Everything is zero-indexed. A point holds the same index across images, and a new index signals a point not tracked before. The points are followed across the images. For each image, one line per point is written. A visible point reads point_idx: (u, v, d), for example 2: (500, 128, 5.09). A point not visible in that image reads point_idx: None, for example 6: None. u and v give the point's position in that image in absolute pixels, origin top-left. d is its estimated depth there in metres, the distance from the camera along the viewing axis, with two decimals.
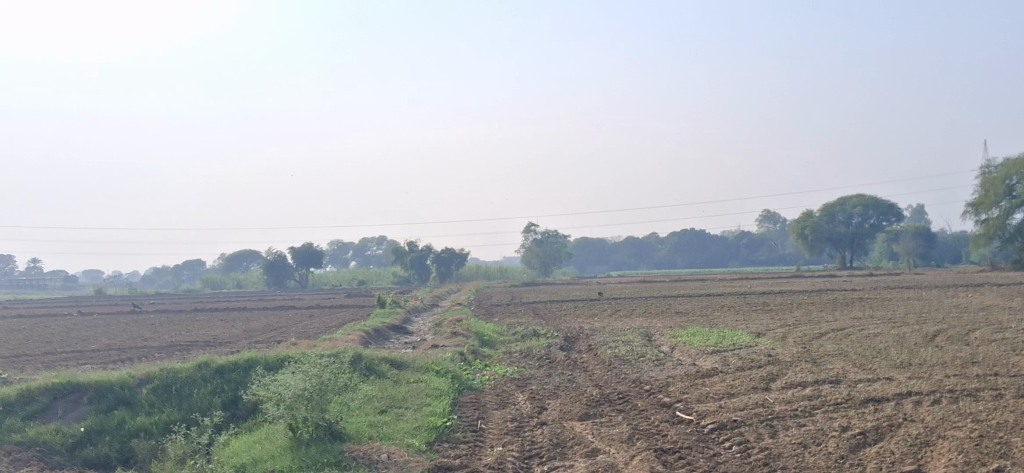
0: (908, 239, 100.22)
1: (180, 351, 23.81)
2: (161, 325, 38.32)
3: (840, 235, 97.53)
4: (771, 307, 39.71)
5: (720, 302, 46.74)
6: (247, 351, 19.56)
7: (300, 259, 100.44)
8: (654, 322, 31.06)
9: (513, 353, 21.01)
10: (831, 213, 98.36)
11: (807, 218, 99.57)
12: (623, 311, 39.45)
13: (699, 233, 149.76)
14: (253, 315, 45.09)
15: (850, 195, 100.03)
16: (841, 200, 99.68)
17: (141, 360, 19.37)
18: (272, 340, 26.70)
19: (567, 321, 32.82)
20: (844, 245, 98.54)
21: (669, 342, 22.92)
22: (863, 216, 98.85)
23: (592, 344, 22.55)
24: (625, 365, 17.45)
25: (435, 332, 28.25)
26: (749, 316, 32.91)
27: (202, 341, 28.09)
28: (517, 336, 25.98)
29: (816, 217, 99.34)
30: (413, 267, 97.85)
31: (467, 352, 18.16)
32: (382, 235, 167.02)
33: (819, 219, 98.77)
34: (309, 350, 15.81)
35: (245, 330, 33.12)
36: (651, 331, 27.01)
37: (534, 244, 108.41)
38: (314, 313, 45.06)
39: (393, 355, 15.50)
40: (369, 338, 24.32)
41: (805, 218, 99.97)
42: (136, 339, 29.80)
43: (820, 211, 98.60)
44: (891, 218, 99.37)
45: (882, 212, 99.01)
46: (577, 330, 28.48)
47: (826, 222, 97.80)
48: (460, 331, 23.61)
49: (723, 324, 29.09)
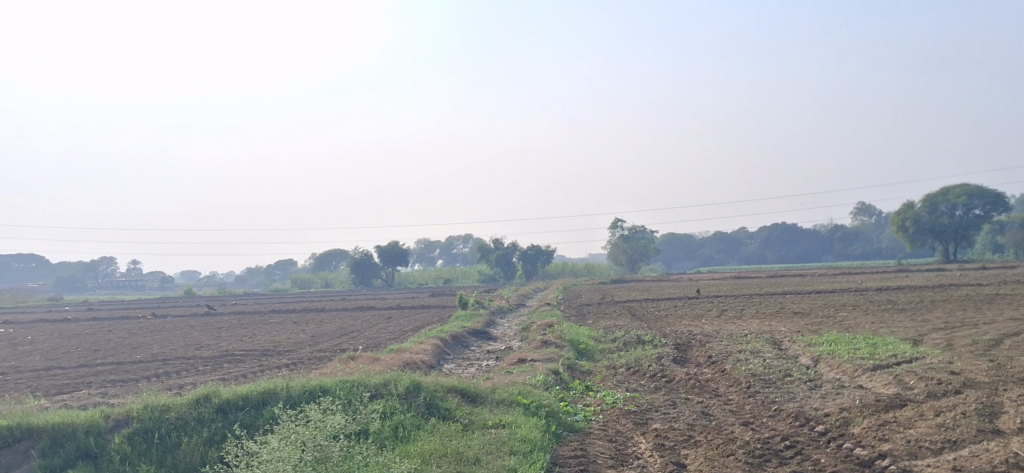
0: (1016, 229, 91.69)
1: (227, 366, 20.64)
2: (231, 329, 35.65)
3: (942, 226, 90.39)
4: (901, 305, 34.91)
5: (836, 299, 42.03)
6: (292, 373, 16.17)
7: (385, 258, 98.14)
8: (776, 325, 26.86)
9: (618, 368, 17.19)
10: (934, 203, 91.95)
11: (907, 210, 93.61)
12: (731, 311, 35.17)
13: (789, 227, 143.83)
14: (329, 317, 42.21)
15: (954, 185, 92.90)
16: (945, 189, 92.93)
17: (165, 385, 16.18)
18: (335, 350, 23.39)
19: (671, 325, 28.78)
20: (949, 236, 90.74)
21: (808, 354, 18.73)
22: (967, 205, 91.54)
23: (714, 357, 18.61)
24: (768, 388, 13.44)
25: (521, 338, 24.61)
26: (885, 318, 28.30)
27: (260, 350, 24.97)
28: (618, 344, 22.12)
29: (917, 208, 93.06)
30: (499, 265, 94.57)
31: (563, 373, 14.43)
32: (469, 234, 164.56)
33: (920, 210, 92.60)
34: (356, 374, 12.24)
35: (313, 335, 29.96)
36: (778, 338, 22.85)
37: (620, 240, 104.16)
38: (393, 314, 41.98)
39: (465, 380, 11.77)
40: (444, 350, 20.77)
41: (904, 209, 94.56)
42: (192, 346, 27.00)
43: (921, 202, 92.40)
44: (1000, 208, 91.71)
45: (989, 202, 91.39)
46: (687, 335, 24.49)
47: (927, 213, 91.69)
48: (551, 340, 19.86)
49: (861, 328, 24.71)
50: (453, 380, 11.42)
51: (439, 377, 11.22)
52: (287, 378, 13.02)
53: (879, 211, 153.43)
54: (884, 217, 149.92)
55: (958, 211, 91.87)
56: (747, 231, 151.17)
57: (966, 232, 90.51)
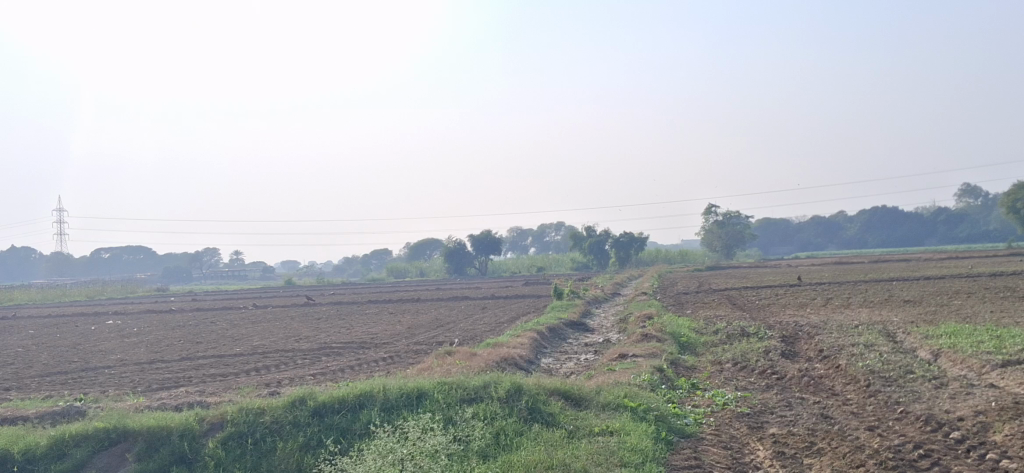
0: None
1: (324, 359, 20.57)
2: (328, 320, 35.85)
3: None
4: (1020, 293, 32.99)
5: (948, 286, 40.08)
6: (388, 371, 15.97)
7: (479, 247, 98.32)
8: (888, 316, 25.57)
9: (722, 363, 16.45)
10: None
11: (1018, 191, 89.37)
12: (837, 299, 33.80)
13: (891, 210, 139.30)
14: (424, 307, 42.21)
15: None
16: None
17: (262, 383, 16.16)
18: (432, 342, 23.16)
19: (775, 315, 27.71)
20: None
21: (928, 347, 17.63)
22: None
23: (825, 351, 17.67)
24: (890, 387, 12.58)
25: (620, 330, 23.94)
26: (1005, 306, 26.72)
27: (357, 342, 24.86)
28: (722, 336, 21.30)
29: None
30: (592, 252, 93.77)
31: (668, 370, 13.82)
32: (561, 221, 163.99)
33: None
34: (454, 374, 11.86)
35: (409, 327, 29.81)
36: (892, 329, 21.66)
37: (714, 225, 102.16)
38: (488, 304, 41.70)
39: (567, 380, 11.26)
40: (541, 343, 20.27)
41: (1014, 190, 90.16)
42: (291, 338, 27.15)
43: None
44: None
45: None
46: (794, 327, 23.45)
47: None
48: (652, 333, 19.17)
49: (981, 318, 23.30)
50: (555, 380, 10.92)
51: (540, 378, 10.73)
52: (383, 378, 12.72)
53: (986, 192, 147.29)
54: (992, 198, 143.83)
55: None
56: (846, 215, 146.88)
57: None
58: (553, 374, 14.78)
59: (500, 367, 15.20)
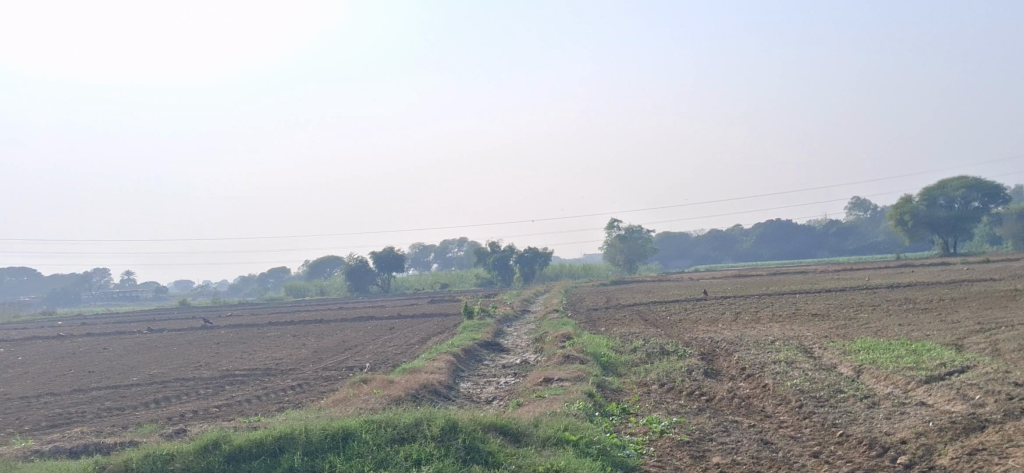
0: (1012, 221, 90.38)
1: (229, 389, 19.51)
2: (229, 344, 34.46)
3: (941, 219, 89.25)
4: (920, 304, 33.78)
5: (848, 298, 40.93)
6: (300, 403, 15.14)
7: (382, 264, 97.02)
8: (801, 330, 25.74)
9: (647, 384, 16.12)
10: (931, 196, 90.99)
11: (904, 204, 92.76)
12: (745, 314, 34.07)
13: (784, 224, 143.12)
14: (328, 328, 41.02)
15: (950, 178, 92.19)
16: (942, 182, 92.09)
17: (162, 420, 15.13)
18: (342, 368, 22.29)
19: (688, 332, 27.63)
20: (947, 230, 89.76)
21: (848, 363, 17.67)
22: (965, 199, 91.37)
23: (748, 369, 17.48)
24: (824, 409, 12.40)
25: (536, 351, 23.44)
26: (909, 319, 27.24)
27: (262, 369, 23.76)
28: (641, 355, 21.02)
29: (914, 202, 92.30)
30: (496, 269, 93.49)
31: (597, 394, 13.40)
32: (463, 237, 163.43)
33: (917, 204, 91.63)
34: (378, 409, 11.17)
35: (315, 350, 28.76)
36: (807, 345, 21.72)
37: (617, 240, 103.00)
38: (395, 324, 40.79)
39: (499, 412, 10.71)
40: (458, 366, 19.64)
41: (901, 203, 93.52)
42: (191, 365, 25.84)
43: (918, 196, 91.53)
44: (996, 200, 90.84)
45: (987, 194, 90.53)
46: (710, 343, 23.34)
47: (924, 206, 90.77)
48: (572, 354, 18.71)
49: (890, 331, 23.64)
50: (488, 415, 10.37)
51: (470, 412, 10.15)
52: (300, 417, 11.92)
53: (873, 206, 152.71)
54: (879, 211, 149.22)
55: (955, 204, 91.12)
56: (742, 228, 150.26)
57: (964, 226, 89.49)
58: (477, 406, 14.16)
59: (421, 399, 14.48)
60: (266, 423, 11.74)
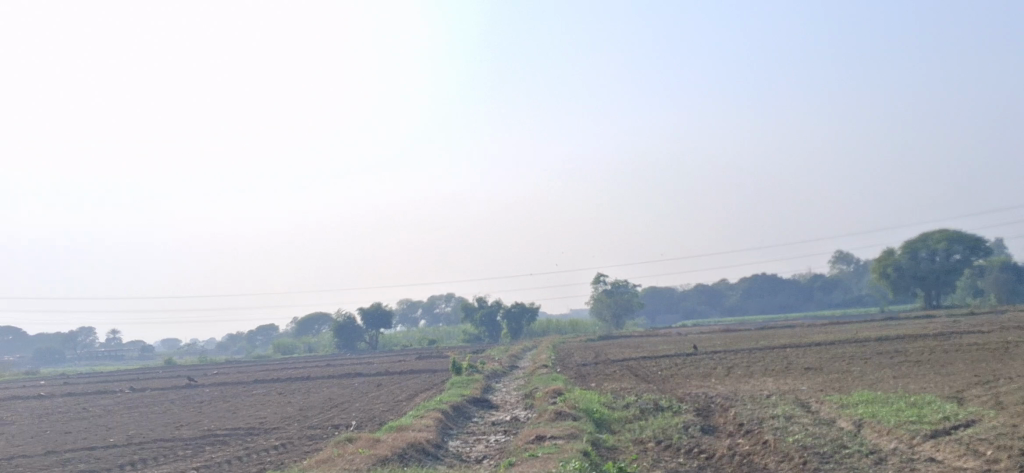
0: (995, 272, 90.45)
1: (209, 449, 18.82)
2: (212, 403, 33.67)
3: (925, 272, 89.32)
4: (914, 357, 33.32)
5: (840, 351, 40.44)
6: (280, 466, 14.51)
7: (368, 320, 96.16)
8: (796, 384, 25.25)
9: (643, 441, 15.58)
10: (913, 250, 91.21)
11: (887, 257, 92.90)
12: (738, 368, 33.53)
13: (771, 277, 142.95)
14: (314, 386, 40.18)
15: (933, 230, 92.40)
16: (924, 234, 92.32)
17: None
18: (327, 426, 21.62)
19: (681, 386, 27.09)
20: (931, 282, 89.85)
21: (848, 418, 17.19)
22: (947, 252, 91.20)
23: (746, 424, 17.03)
24: (831, 467, 11.91)
25: (526, 407, 22.86)
26: (905, 372, 26.77)
27: (244, 428, 23.06)
28: (635, 410, 20.46)
29: (897, 255, 92.48)
30: (483, 324, 92.74)
31: (593, 453, 12.89)
32: (450, 292, 162.64)
33: (900, 257, 91.74)
34: None
35: (300, 408, 28.05)
36: (804, 398, 21.25)
37: (603, 295, 102.50)
38: (381, 381, 40.06)
39: None
40: (446, 423, 19.04)
41: (885, 256, 93.60)
42: (172, 425, 25.07)
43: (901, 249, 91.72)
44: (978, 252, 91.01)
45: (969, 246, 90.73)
46: (704, 398, 22.83)
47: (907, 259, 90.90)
48: (564, 410, 18.21)
49: (886, 384, 23.17)
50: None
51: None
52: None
53: (858, 259, 152.97)
54: (864, 264, 149.38)
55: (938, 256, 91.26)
56: (729, 282, 150.03)
57: (947, 278, 89.62)
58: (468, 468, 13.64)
59: (410, 460, 13.94)
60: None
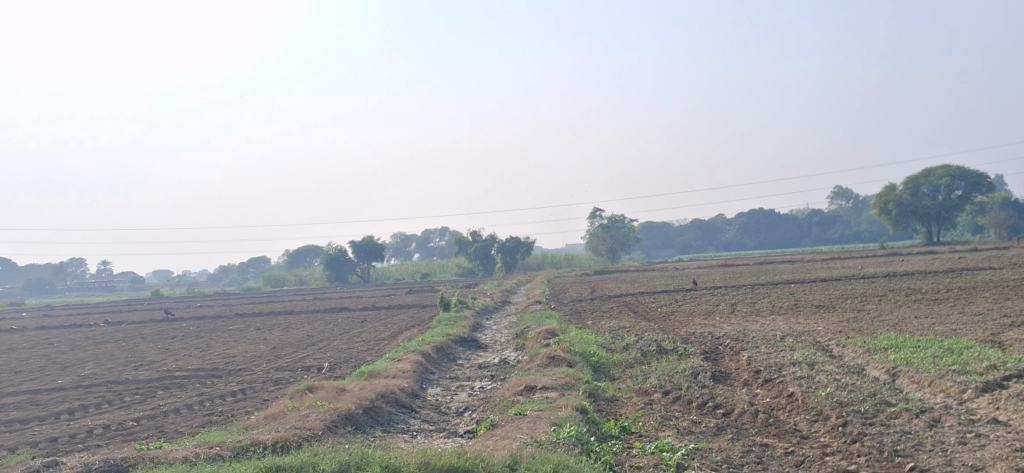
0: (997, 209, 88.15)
1: (159, 395, 16.83)
2: (185, 339, 31.75)
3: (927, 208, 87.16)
4: (930, 295, 31.39)
5: (849, 289, 38.49)
6: (220, 425, 12.48)
7: (360, 253, 94.27)
8: (810, 324, 23.23)
9: (646, 392, 13.57)
10: (916, 186, 88.87)
11: (889, 193, 90.66)
12: (743, 306, 31.62)
13: (768, 213, 141.23)
14: (296, 322, 38.25)
15: (936, 166, 89.66)
16: (927, 170, 89.63)
17: (53, 441, 12.45)
18: (298, 369, 19.63)
19: (684, 326, 25.07)
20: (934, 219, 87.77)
21: (878, 366, 15.19)
22: (949, 187, 88.85)
23: (763, 372, 14.96)
24: (877, 432, 9.88)
25: (517, 349, 20.78)
26: (927, 312, 24.70)
27: (207, 369, 21.07)
28: (636, 353, 18.42)
29: (899, 191, 90.22)
30: (477, 258, 90.77)
31: (593, 410, 10.90)
32: (445, 226, 160.76)
33: (902, 193, 89.43)
34: (304, 452, 8.56)
35: (274, 346, 26.05)
36: (823, 341, 19.17)
37: (599, 229, 100.47)
38: (367, 316, 38.13)
39: (462, 451, 8.18)
40: (425, 367, 16.99)
41: (887, 191, 91.31)
42: (133, 365, 23.10)
43: (903, 185, 89.44)
44: (982, 188, 88.45)
45: (973, 183, 88.19)
46: (711, 340, 20.79)
47: (909, 195, 88.63)
48: (557, 354, 16.10)
49: (910, 326, 21.15)
50: (449, 456, 7.82)
51: (419, 462, 7.58)
52: (209, 451, 9.29)
53: (857, 195, 150.59)
54: (863, 200, 147.12)
55: (941, 193, 88.94)
56: (726, 218, 148.21)
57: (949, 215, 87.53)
58: (440, 434, 11.62)
59: (376, 419, 11.91)
60: (166, 457, 9.11)
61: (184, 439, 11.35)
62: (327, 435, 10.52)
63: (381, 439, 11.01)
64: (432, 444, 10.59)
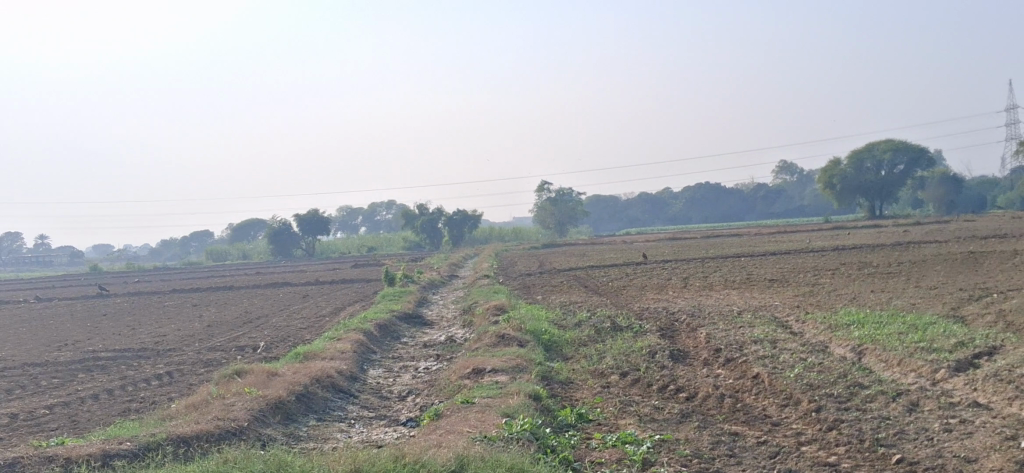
0: (938, 183, 89.03)
1: (79, 379, 15.62)
2: (117, 317, 30.33)
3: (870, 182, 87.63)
4: (881, 268, 31.16)
5: (799, 262, 38.12)
6: (136, 415, 11.34)
7: (305, 226, 92.53)
8: (766, 299, 22.64)
9: (602, 374, 12.72)
10: (860, 160, 89.30)
11: (834, 167, 91.04)
12: (695, 280, 31.00)
13: (714, 186, 141.74)
14: (236, 297, 36.90)
15: (879, 141, 90.23)
16: (871, 145, 90.21)
17: None
18: (233, 349, 18.48)
19: (637, 301, 24.36)
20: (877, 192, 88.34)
21: (842, 343, 14.51)
22: (891, 162, 89.42)
23: (724, 350, 14.19)
24: (854, 419, 9.10)
25: (464, 326, 19.86)
26: (883, 286, 24.20)
27: (135, 349, 19.82)
28: (590, 331, 17.58)
29: (843, 166, 90.60)
30: (424, 232, 89.53)
31: (545, 396, 9.99)
32: (392, 199, 159.00)
33: (847, 167, 89.78)
34: (219, 453, 7.52)
35: (210, 324, 24.83)
36: (781, 317, 18.52)
37: (547, 203, 99.68)
38: (310, 292, 36.91)
39: (399, 451, 7.21)
40: (366, 347, 15.97)
41: (831, 166, 91.70)
42: (57, 346, 21.74)
43: (848, 159, 89.80)
44: (924, 163, 89.24)
45: (915, 157, 88.98)
46: (667, 316, 20.03)
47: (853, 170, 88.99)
48: (506, 333, 15.19)
49: (868, 301, 20.59)
50: (385, 460, 6.86)
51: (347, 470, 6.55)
52: (115, 448, 8.20)
53: (800, 169, 151.92)
54: (807, 175, 148.38)
55: (884, 167, 89.61)
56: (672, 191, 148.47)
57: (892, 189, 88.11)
58: (381, 422, 10.65)
59: (309, 408, 10.89)
60: (57, 458, 7.98)
61: (92, 432, 10.19)
62: (252, 427, 9.47)
63: (314, 431, 9.98)
64: (370, 437, 9.60)
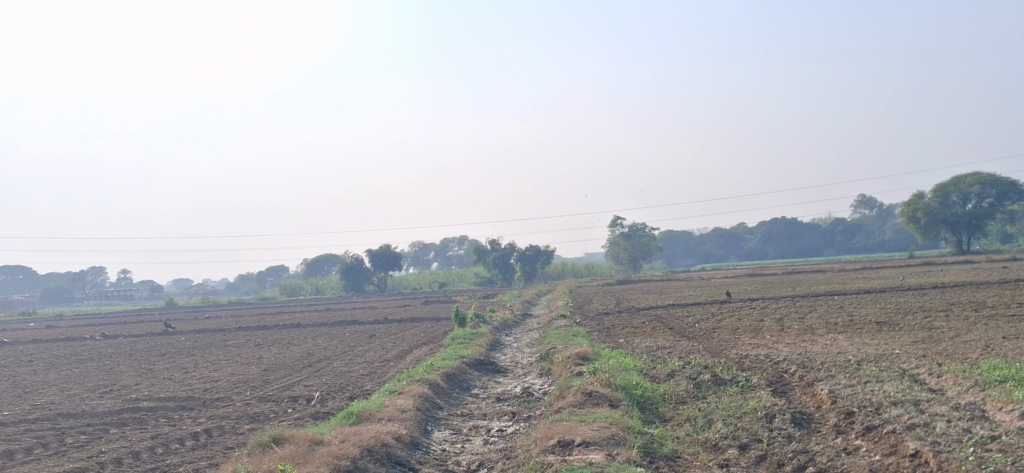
0: None
1: (110, 436, 13.83)
2: (177, 357, 28.82)
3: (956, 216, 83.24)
4: (999, 309, 28.08)
5: (899, 302, 35.11)
6: None
7: (376, 261, 91.46)
8: (882, 346, 19.96)
9: (713, 447, 10.40)
10: (944, 193, 85.08)
11: (917, 200, 86.88)
12: (792, 322, 28.36)
13: (790, 221, 137.49)
14: (300, 337, 35.24)
15: (965, 174, 86.31)
16: (956, 178, 86.15)
17: None
18: (287, 399, 16.61)
19: (731, 347, 21.93)
20: (964, 227, 83.80)
21: (1003, 407, 11.92)
22: (980, 195, 85.20)
23: (858, 414, 11.75)
24: None
25: (542, 376, 17.71)
26: (1013, 332, 21.32)
27: (184, 397, 18.11)
28: (687, 385, 15.25)
29: (927, 199, 86.35)
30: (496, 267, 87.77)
31: None
32: (464, 234, 158.02)
33: (932, 201, 85.50)
34: None
35: (267, 368, 23.06)
36: (909, 370, 15.95)
37: (620, 237, 97.25)
38: (376, 331, 35.09)
39: None
40: (430, 405, 13.85)
41: (914, 200, 87.48)
42: (105, 391, 20.17)
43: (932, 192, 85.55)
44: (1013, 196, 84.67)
45: (1003, 190, 84.57)
46: (772, 367, 17.57)
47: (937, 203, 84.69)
48: (594, 390, 12.96)
49: (1004, 350, 17.85)
50: None
51: None
52: None
53: (881, 203, 146.91)
54: (887, 209, 143.19)
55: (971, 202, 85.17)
56: (747, 226, 144.60)
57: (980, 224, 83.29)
58: None
59: None
60: None
61: None
62: None
63: None
64: None
